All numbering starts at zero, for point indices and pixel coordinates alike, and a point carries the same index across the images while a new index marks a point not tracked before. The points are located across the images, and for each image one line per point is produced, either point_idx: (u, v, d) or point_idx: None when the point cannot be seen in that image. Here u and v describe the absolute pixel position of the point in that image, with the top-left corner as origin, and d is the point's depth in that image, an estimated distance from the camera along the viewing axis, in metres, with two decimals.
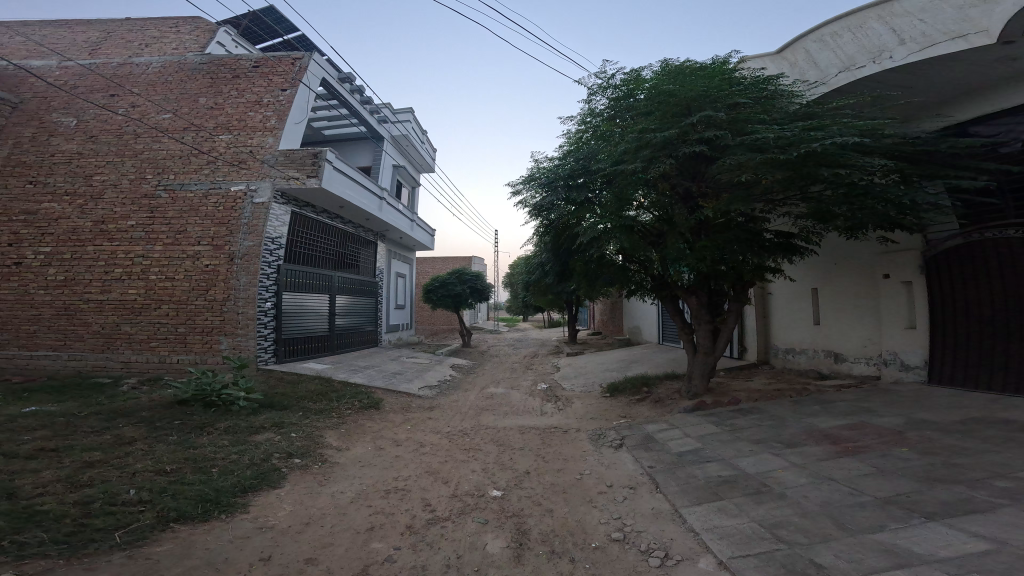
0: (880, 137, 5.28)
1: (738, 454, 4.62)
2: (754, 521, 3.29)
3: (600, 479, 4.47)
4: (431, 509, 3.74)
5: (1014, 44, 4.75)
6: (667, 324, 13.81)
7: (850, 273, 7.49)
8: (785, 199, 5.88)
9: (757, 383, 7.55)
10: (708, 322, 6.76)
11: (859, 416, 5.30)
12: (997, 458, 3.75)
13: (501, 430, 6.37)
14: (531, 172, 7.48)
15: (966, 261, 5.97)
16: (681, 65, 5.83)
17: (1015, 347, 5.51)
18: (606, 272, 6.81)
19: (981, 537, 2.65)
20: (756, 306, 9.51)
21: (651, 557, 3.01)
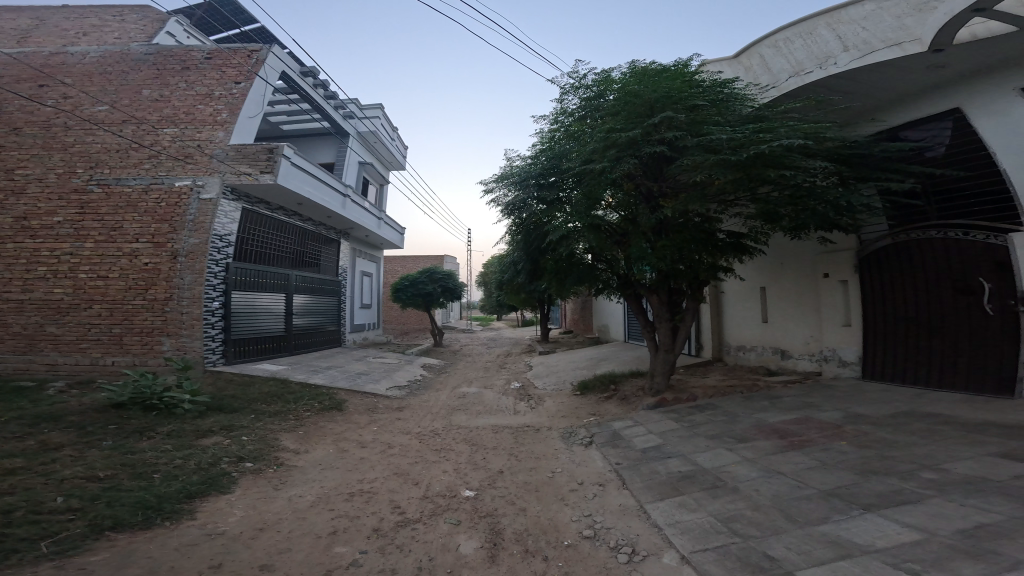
0: (821, 140, 5.57)
1: (695, 449, 4.76)
2: (711, 515, 3.40)
3: (571, 476, 4.51)
4: (399, 511, 3.69)
5: (941, 56, 5.08)
6: (634, 323, 14.09)
7: (794, 272, 7.83)
8: (736, 201, 6.09)
9: (712, 379, 7.82)
10: (668, 321, 6.93)
11: (805, 411, 5.55)
12: (925, 449, 3.99)
13: (473, 429, 6.34)
14: (503, 171, 7.49)
15: (895, 261, 6.32)
16: (647, 67, 5.94)
17: (937, 341, 5.86)
18: (575, 272, 6.89)
19: (912, 527, 2.82)
20: (710, 305, 9.82)
21: (619, 553, 3.06)
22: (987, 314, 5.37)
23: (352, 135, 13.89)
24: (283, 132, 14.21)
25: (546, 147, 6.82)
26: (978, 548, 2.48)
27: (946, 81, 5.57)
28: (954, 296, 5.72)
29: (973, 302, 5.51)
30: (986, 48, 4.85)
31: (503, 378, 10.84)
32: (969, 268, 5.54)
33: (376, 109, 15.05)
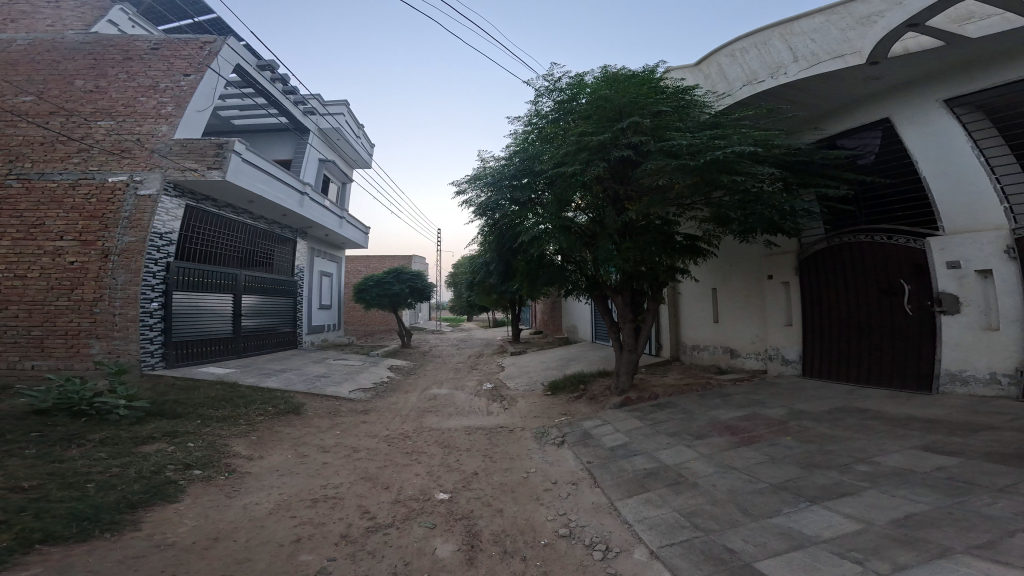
0: (770, 147, 5.82)
1: (658, 446, 4.89)
2: (675, 510, 3.50)
3: (545, 476, 4.55)
4: (368, 516, 3.61)
5: (877, 70, 5.40)
6: (601, 324, 14.34)
7: (742, 274, 8.16)
8: (693, 205, 6.29)
9: (671, 378, 8.04)
10: (631, 321, 7.08)
11: (753, 407, 5.80)
12: (859, 443, 4.25)
13: (445, 431, 6.28)
14: (477, 171, 7.47)
15: (829, 264, 6.66)
16: (618, 72, 6.04)
17: (865, 340, 6.21)
18: (546, 272, 6.96)
19: (852, 517, 2.99)
20: (669, 305, 10.10)
21: (595, 550, 3.10)
22: (907, 314, 5.74)
23: (312, 131, 13.52)
24: (233, 127, 13.67)
25: (520, 148, 6.85)
26: (910, 536, 2.66)
27: (876, 94, 5.91)
28: (880, 297, 6.08)
29: (895, 302, 5.88)
30: (915, 62, 5.18)
31: (474, 378, 10.82)
32: (892, 271, 5.91)
33: (342, 106, 14.73)
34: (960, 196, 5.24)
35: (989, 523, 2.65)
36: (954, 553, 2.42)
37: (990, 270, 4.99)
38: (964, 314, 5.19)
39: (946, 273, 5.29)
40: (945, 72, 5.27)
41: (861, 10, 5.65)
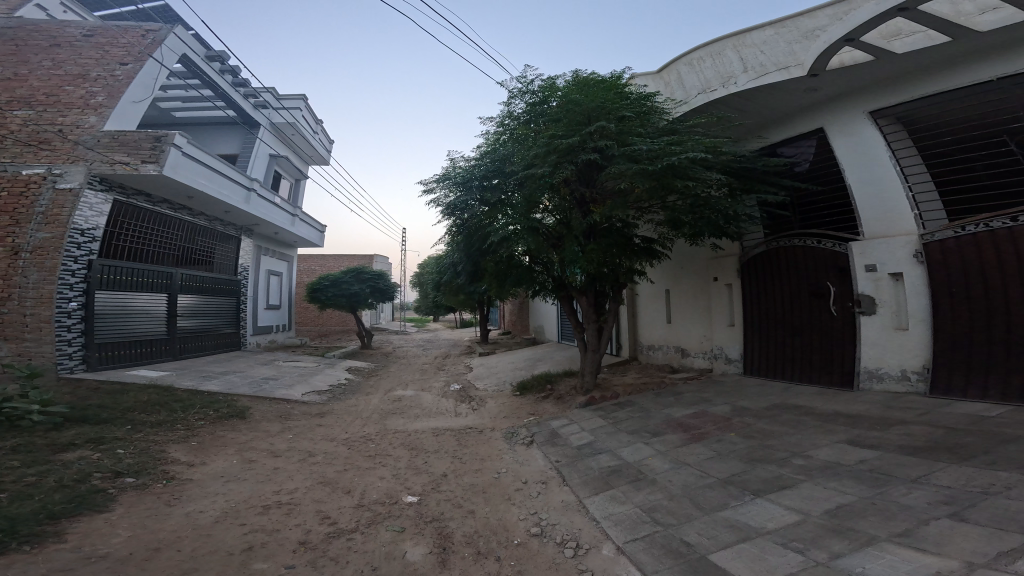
0: (718, 154, 6.04)
1: (621, 444, 4.99)
2: (637, 506, 3.59)
3: (516, 476, 4.54)
4: (329, 522, 3.51)
5: (817, 83, 5.72)
6: (566, 324, 14.48)
7: (692, 276, 8.46)
8: (651, 209, 6.47)
9: (630, 377, 8.25)
10: (595, 322, 7.19)
11: (701, 405, 6.02)
12: (793, 438, 4.49)
13: (411, 433, 6.19)
14: (445, 171, 7.39)
15: (767, 267, 7.01)
16: (589, 77, 6.12)
17: (796, 339, 6.55)
18: (514, 273, 6.97)
19: (792, 509, 3.16)
20: (627, 306, 10.35)
21: (566, 548, 3.13)
22: (832, 314, 6.09)
23: (263, 126, 13.02)
24: (173, 119, 13.00)
25: (490, 148, 6.83)
26: (842, 526, 2.83)
27: (812, 105, 6.22)
28: (809, 299, 6.43)
29: (822, 304, 6.24)
30: (848, 76, 5.50)
31: (441, 379, 10.71)
32: (820, 274, 6.26)
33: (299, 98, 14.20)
34: (881, 203, 5.62)
35: (911, 512, 2.86)
36: (879, 541, 2.60)
37: (902, 273, 5.40)
38: (879, 314, 5.57)
39: (865, 276, 5.68)
40: (872, 87, 5.62)
41: (807, 24, 5.98)
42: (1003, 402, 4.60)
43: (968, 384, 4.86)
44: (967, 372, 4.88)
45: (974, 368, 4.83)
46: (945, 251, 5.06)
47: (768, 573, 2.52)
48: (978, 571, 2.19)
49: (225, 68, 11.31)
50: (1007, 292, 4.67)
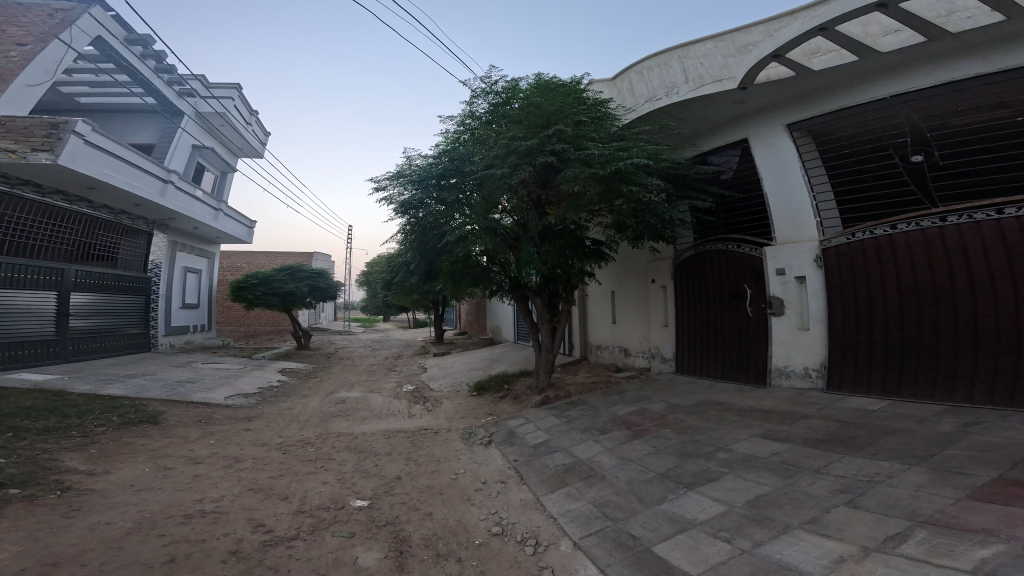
0: (658, 161, 6.24)
1: (574, 442, 5.08)
2: (590, 502, 3.67)
3: (474, 476, 4.52)
4: (264, 530, 3.35)
5: (746, 96, 6.02)
6: (523, 325, 14.58)
7: (634, 278, 8.75)
8: (601, 212, 6.64)
9: (580, 376, 8.41)
10: (548, 322, 7.28)
11: (643, 403, 6.24)
12: (721, 432, 4.75)
13: (360, 436, 6.03)
14: (400, 169, 7.25)
15: (695, 269, 7.35)
16: (551, 81, 6.19)
17: (718, 338, 6.92)
18: (471, 273, 6.94)
19: (718, 500, 3.36)
20: (578, 307, 10.54)
21: (527, 546, 3.16)
22: (748, 315, 6.48)
23: (187, 115, 12.31)
24: (79, 105, 12.03)
25: (450, 146, 6.78)
26: (761, 515, 3.05)
27: (739, 117, 6.55)
28: (729, 300, 6.80)
29: (740, 306, 6.62)
30: (771, 91, 5.83)
31: (392, 381, 10.48)
32: (739, 277, 6.65)
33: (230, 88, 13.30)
34: (794, 211, 6.04)
35: (815, 501, 3.11)
36: (792, 528, 2.82)
37: (805, 277, 5.85)
38: (786, 315, 6.01)
39: (775, 279, 6.10)
40: (792, 100, 5.94)
41: (742, 39, 6.26)
42: (883, 397, 5.08)
43: (856, 381, 5.33)
44: (856, 370, 5.35)
45: (861, 366, 5.30)
46: (840, 257, 5.54)
47: (711, 563, 2.65)
48: (871, 555, 2.42)
49: (145, 52, 10.53)
50: (886, 296, 5.15)
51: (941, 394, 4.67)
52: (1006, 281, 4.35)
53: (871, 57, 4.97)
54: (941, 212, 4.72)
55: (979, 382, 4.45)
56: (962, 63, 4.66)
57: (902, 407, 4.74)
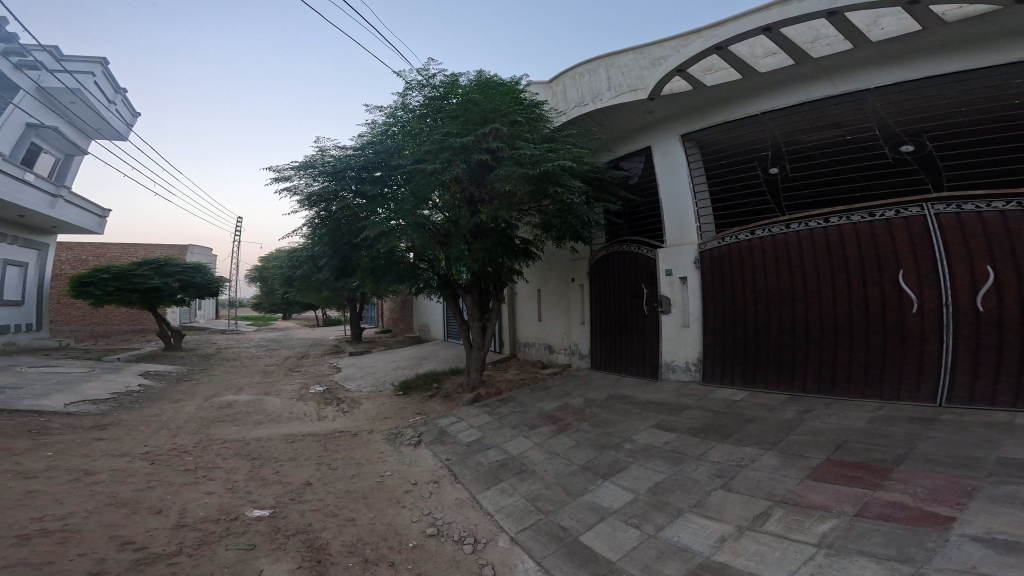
0: (580, 164, 6.44)
1: (507, 438, 5.12)
2: (524, 496, 3.72)
3: (403, 478, 4.41)
4: (134, 547, 2.94)
5: (655, 106, 6.32)
6: (452, 322, 14.47)
7: (557, 277, 8.97)
8: (530, 212, 6.75)
9: (511, 373, 8.49)
10: (479, 321, 7.30)
11: (566, 398, 6.41)
12: (637, 422, 5.01)
13: (261, 442, 5.63)
14: (310, 159, 6.94)
15: (605, 268, 7.68)
16: (491, 79, 6.20)
17: (621, 336, 7.28)
18: (396, 270, 6.77)
19: (629, 489, 3.55)
20: (507, 304, 10.62)
21: (465, 544, 3.13)
22: (644, 313, 6.87)
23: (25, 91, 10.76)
24: None
25: (376, 136, 6.55)
26: (668, 504, 3.26)
27: (647, 127, 6.88)
28: (630, 299, 7.15)
29: (637, 304, 7.00)
30: (675, 101, 6.16)
31: (296, 382, 9.87)
32: (638, 277, 7.01)
33: (95, 62, 11.95)
34: (682, 215, 6.47)
35: (697, 486, 3.43)
36: (685, 513, 3.12)
37: (686, 277, 6.32)
38: (672, 314, 6.46)
39: (664, 280, 6.54)
40: (690, 112, 6.30)
41: (657, 52, 6.55)
42: (743, 388, 5.67)
43: (723, 374, 5.90)
44: (722, 364, 5.92)
45: (725, 360, 5.88)
46: (714, 261, 6.05)
47: (638, 553, 2.78)
48: (744, 534, 2.77)
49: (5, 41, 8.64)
50: (745, 298, 5.71)
51: (784, 384, 5.31)
52: (831, 283, 5.00)
53: (752, 75, 5.39)
54: (787, 220, 5.34)
55: (812, 374, 5.10)
56: (815, 87, 5.19)
57: (760, 397, 5.32)
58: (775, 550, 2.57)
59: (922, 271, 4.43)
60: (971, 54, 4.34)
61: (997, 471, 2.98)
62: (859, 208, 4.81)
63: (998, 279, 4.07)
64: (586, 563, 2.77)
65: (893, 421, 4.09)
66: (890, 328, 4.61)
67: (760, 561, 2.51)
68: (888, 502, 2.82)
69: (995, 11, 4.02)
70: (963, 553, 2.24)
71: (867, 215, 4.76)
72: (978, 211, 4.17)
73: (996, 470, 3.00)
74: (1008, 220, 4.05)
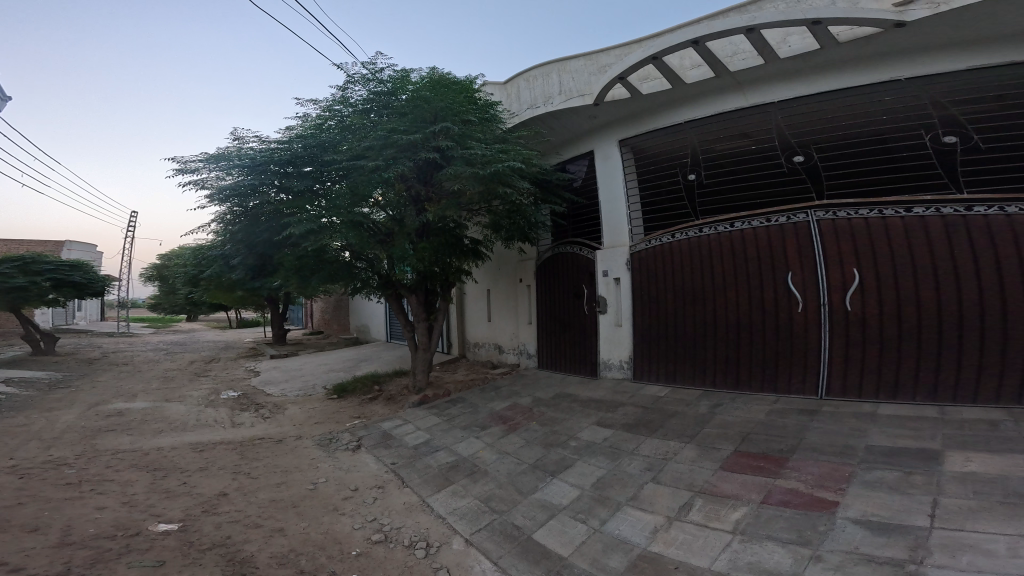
0: (530, 165, 6.44)
1: (457, 440, 5.04)
2: (476, 498, 3.67)
3: (340, 484, 4.24)
4: (7, 571, 2.62)
5: (599, 112, 6.43)
6: (394, 324, 14.15)
7: (506, 277, 8.97)
8: (480, 212, 6.67)
9: (461, 374, 8.44)
10: (425, 321, 7.17)
11: (515, 397, 6.41)
12: (585, 419, 5.09)
13: (166, 453, 5.21)
14: (225, 152, 6.62)
15: (550, 269, 7.74)
16: (444, 77, 6.08)
17: (565, 335, 7.37)
18: (327, 270, 6.54)
19: (576, 486, 3.59)
20: (455, 305, 10.52)
21: (417, 549, 3.04)
22: (584, 313, 6.98)
23: None
24: None
25: (309, 129, 6.21)
26: (614, 498, 3.32)
27: (591, 132, 6.99)
28: (573, 300, 7.24)
29: (579, 304, 7.10)
30: (616, 108, 6.29)
31: (205, 387, 9.25)
32: (579, 278, 7.11)
33: None
34: (617, 217, 6.63)
35: (632, 479, 3.53)
36: (625, 506, 3.19)
37: (620, 278, 6.48)
38: (608, 314, 6.61)
39: (601, 281, 6.68)
40: (629, 119, 6.45)
41: (604, 60, 6.65)
42: (665, 385, 5.92)
43: (649, 371, 6.12)
44: (648, 362, 6.13)
45: (648, 358, 6.12)
46: (640, 263, 6.25)
47: (586, 549, 2.80)
48: (673, 524, 2.89)
49: None
50: (664, 298, 5.96)
51: (698, 380, 5.60)
52: (734, 283, 5.33)
53: (683, 86, 5.60)
54: (699, 224, 5.58)
55: (721, 370, 5.41)
56: (730, 99, 5.50)
57: (680, 393, 5.55)
58: (709, 541, 2.67)
59: (807, 273, 4.81)
60: (861, 73, 4.70)
61: (866, 458, 3.31)
62: (757, 214, 5.13)
63: (864, 280, 4.51)
64: (540, 561, 2.77)
65: (786, 413, 4.42)
66: (782, 326, 4.98)
67: (704, 551, 2.59)
68: (787, 489, 3.05)
69: (879, 34, 4.33)
70: (848, 536, 2.49)
71: (764, 221, 5.08)
72: (849, 218, 4.58)
73: (865, 457, 3.33)
74: (871, 227, 4.47)
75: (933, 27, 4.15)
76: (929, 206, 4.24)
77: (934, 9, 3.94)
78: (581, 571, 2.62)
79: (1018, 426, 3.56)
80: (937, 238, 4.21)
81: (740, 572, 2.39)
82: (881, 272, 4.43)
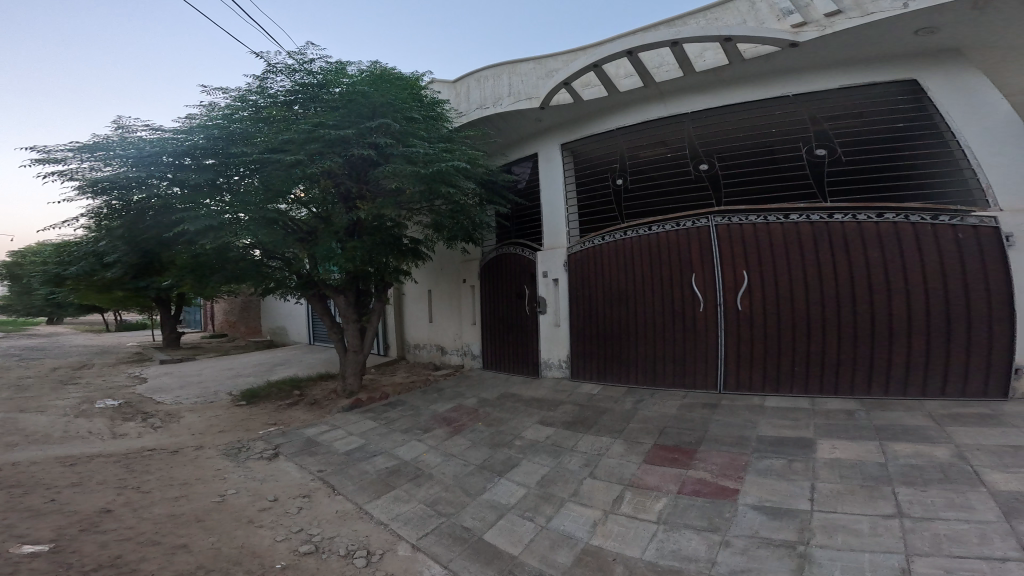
0: (476, 165, 6.43)
1: (395, 444, 4.94)
2: (421, 502, 3.62)
3: (255, 495, 4.03)
4: None
5: (541, 115, 6.52)
6: (318, 325, 13.67)
7: (448, 278, 8.89)
8: (421, 211, 6.55)
9: (399, 376, 8.28)
10: (356, 323, 6.97)
11: (457, 399, 6.37)
12: (528, 418, 5.15)
13: (28, 468, 4.70)
14: (100, 141, 6.10)
15: (493, 270, 7.74)
16: (386, 72, 5.94)
17: (508, 336, 7.40)
18: (231, 269, 6.24)
19: (522, 484, 3.62)
20: (393, 306, 10.29)
21: (356, 558, 2.95)
22: (527, 313, 7.02)
23: None
24: None
25: (215, 119, 5.78)
26: (554, 495, 3.37)
27: (535, 134, 7.08)
28: (515, 300, 7.27)
29: (520, 304, 7.16)
30: (553, 112, 6.41)
31: (77, 396, 8.43)
32: (521, 278, 7.15)
33: None
34: (553, 219, 6.72)
35: (573, 475, 3.62)
36: (567, 502, 3.25)
37: (558, 278, 6.58)
38: (547, 314, 6.70)
39: (540, 281, 6.75)
40: (570, 123, 6.60)
41: (550, 64, 6.77)
42: (594, 382, 6.13)
43: (580, 370, 6.30)
44: (580, 360, 6.30)
45: (581, 356, 6.29)
46: (571, 264, 6.43)
47: (529, 548, 2.82)
48: (609, 517, 2.97)
49: None
50: (590, 298, 6.17)
51: (619, 376, 5.84)
52: (646, 284, 5.59)
53: (616, 94, 5.78)
54: (621, 228, 5.79)
55: (635, 366, 5.68)
56: (653, 107, 5.76)
57: (611, 390, 5.74)
58: (646, 532, 2.77)
59: (706, 276, 5.12)
60: (770, 87, 5.06)
61: (758, 447, 3.56)
62: (667, 219, 5.39)
63: (750, 283, 4.89)
64: (491, 561, 2.76)
65: (693, 406, 4.69)
66: (683, 325, 5.28)
67: (642, 543, 2.67)
68: (696, 479, 3.22)
69: (777, 52, 4.68)
70: (749, 520, 2.68)
71: (673, 225, 5.34)
72: (742, 224, 4.93)
73: (757, 446, 3.58)
74: (758, 233, 4.85)
75: (824, 48, 4.53)
76: (802, 214, 4.66)
77: (822, 31, 4.33)
78: (530, 569, 2.64)
79: (868, 415, 3.95)
80: (814, 244, 4.61)
81: (665, 560, 2.50)
82: (765, 274, 4.81)
